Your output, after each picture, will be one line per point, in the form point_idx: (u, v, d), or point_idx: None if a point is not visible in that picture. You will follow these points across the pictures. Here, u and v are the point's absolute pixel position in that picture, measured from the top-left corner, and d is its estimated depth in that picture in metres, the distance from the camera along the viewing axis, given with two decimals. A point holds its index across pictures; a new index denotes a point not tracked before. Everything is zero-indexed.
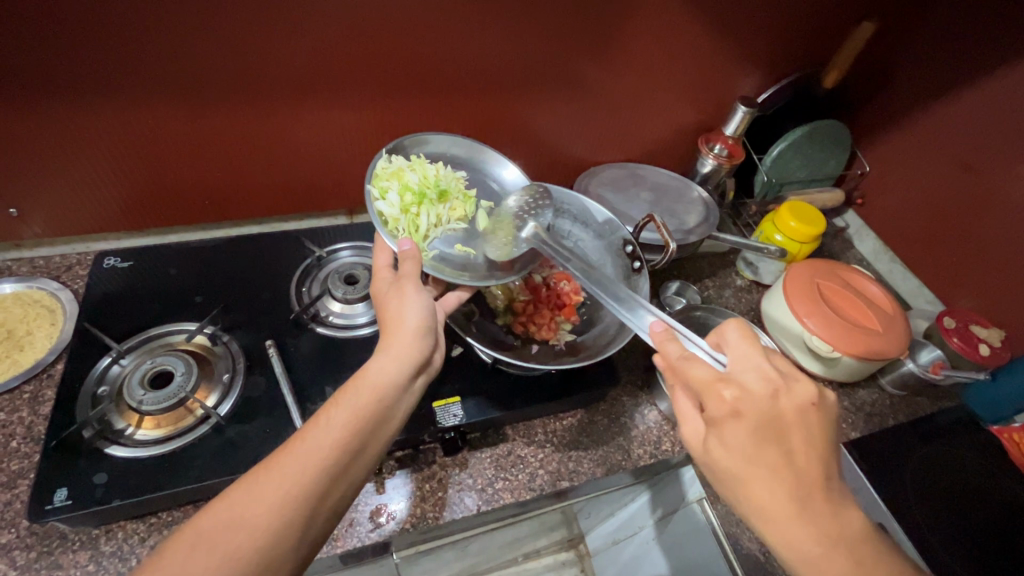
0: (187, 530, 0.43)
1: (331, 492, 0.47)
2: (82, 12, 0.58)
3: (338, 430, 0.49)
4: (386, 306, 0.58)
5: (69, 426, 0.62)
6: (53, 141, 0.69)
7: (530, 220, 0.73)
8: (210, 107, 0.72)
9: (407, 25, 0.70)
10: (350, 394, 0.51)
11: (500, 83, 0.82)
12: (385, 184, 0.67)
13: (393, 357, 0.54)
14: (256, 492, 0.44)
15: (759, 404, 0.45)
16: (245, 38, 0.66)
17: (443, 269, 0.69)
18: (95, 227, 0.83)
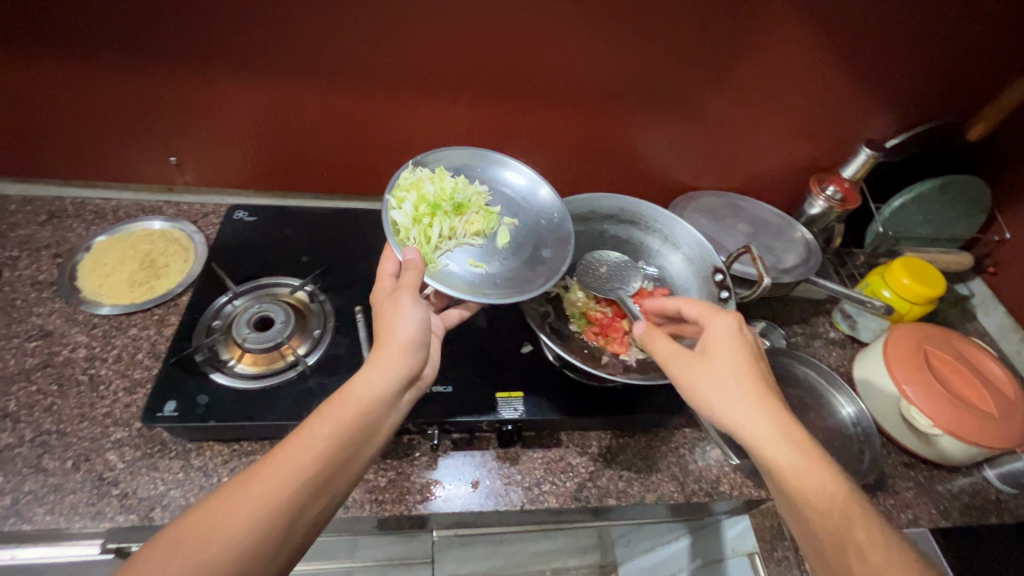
0: (236, 490, 0.47)
1: (313, 501, 0.49)
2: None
3: (323, 441, 0.51)
4: (381, 314, 0.60)
5: (186, 348, 0.71)
6: (212, 104, 0.81)
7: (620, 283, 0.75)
8: (341, 90, 0.80)
9: (529, 30, 0.74)
10: (334, 407, 0.54)
11: (609, 97, 0.84)
12: (403, 195, 0.70)
13: (383, 372, 0.56)
14: (241, 500, 0.47)
15: (750, 372, 0.56)
16: (382, 28, 0.72)
17: (453, 282, 0.68)
18: (231, 184, 0.94)
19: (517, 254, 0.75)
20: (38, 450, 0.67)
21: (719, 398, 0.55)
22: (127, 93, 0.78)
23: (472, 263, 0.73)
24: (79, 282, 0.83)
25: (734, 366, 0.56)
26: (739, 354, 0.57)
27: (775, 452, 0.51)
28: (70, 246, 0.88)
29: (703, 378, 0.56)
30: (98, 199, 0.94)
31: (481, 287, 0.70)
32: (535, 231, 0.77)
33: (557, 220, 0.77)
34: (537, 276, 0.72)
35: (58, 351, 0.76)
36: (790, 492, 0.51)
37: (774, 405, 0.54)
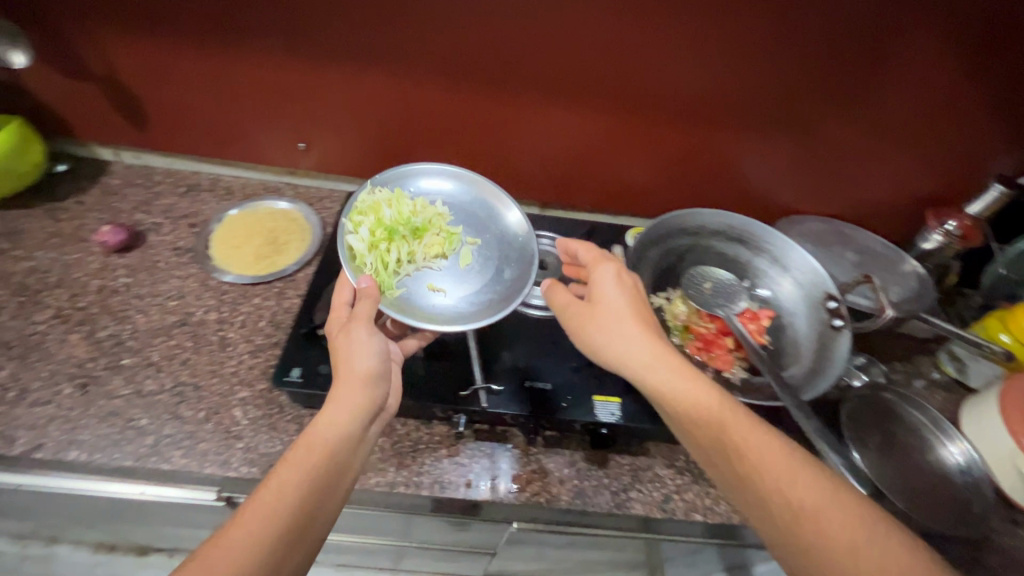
0: (211, 551, 0.46)
1: (291, 553, 0.49)
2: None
3: (293, 489, 0.51)
4: (335, 349, 0.62)
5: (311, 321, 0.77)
6: (348, 95, 0.87)
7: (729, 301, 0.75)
8: (466, 89, 0.85)
9: (658, 41, 0.76)
10: (300, 451, 0.53)
11: (724, 111, 0.85)
12: (359, 219, 0.75)
13: (344, 411, 0.57)
14: (220, 564, 0.45)
15: (640, 320, 0.61)
16: (519, 33, 0.77)
17: (408, 307, 0.72)
18: (347, 172, 1.00)
19: (479, 277, 0.78)
20: (176, 399, 0.74)
21: (634, 352, 0.59)
22: (275, 81, 0.86)
23: (432, 287, 0.77)
24: (212, 251, 0.91)
25: (628, 315, 0.61)
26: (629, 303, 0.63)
27: (692, 403, 0.56)
28: (204, 218, 0.96)
29: (599, 334, 0.61)
30: (228, 176, 1.03)
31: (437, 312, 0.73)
32: (499, 254, 0.81)
33: (523, 244, 0.81)
34: (494, 300, 0.75)
35: (193, 313, 0.83)
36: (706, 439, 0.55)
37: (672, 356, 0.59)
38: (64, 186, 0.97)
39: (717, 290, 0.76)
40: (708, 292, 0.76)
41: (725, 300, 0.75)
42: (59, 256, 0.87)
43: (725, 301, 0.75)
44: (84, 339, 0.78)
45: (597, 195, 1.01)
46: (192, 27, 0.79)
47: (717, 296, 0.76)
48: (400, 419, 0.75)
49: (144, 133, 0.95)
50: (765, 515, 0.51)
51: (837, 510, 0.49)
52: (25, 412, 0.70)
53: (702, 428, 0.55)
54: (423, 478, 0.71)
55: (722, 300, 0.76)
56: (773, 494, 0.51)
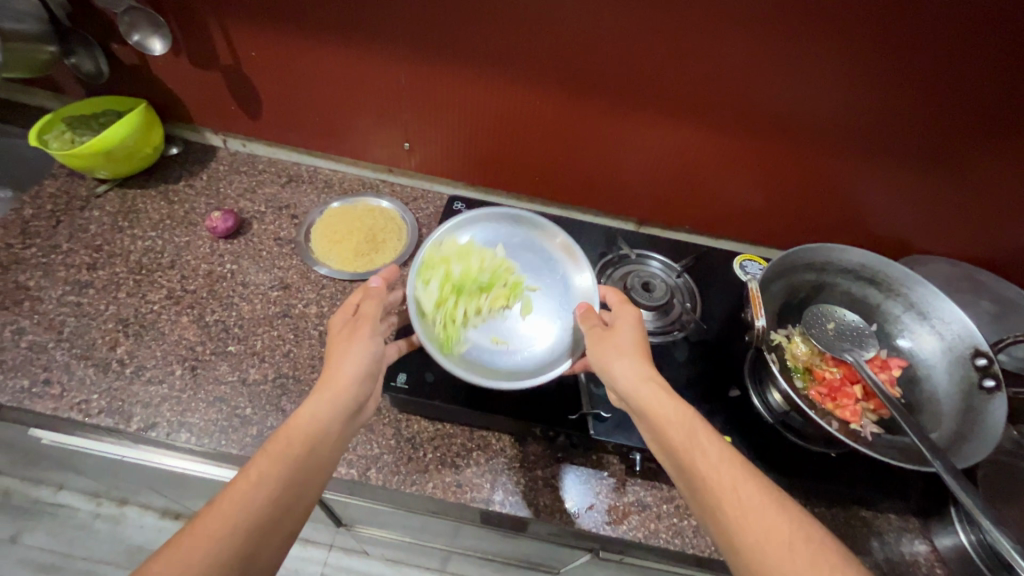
0: (179, 548, 0.44)
1: (265, 542, 0.47)
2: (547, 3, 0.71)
3: (269, 484, 0.49)
4: (330, 338, 0.61)
5: None
6: (460, 99, 0.86)
7: (855, 346, 0.71)
8: (583, 100, 0.82)
9: (803, 68, 0.71)
10: (280, 444, 0.51)
11: (860, 141, 0.79)
12: (428, 272, 0.72)
13: (330, 400, 0.55)
14: (183, 560, 0.43)
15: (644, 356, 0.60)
16: (651, 50, 0.73)
17: (472, 364, 0.68)
18: (446, 173, 1.00)
19: (544, 325, 0.73)
20: (278, 391, 0.75)
21: (630, 375, 0.58)
22: (390, 81, 0.86)
23: (494, 339, 0.72)
24: (312, 244, 0.92)
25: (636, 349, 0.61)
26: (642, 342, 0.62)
27: (664, 415, 0.54)
28: (304, 210, 0.98)
29: (615, 362, 0.60)
30: (328, 169, 1.04)
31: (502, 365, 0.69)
32: (562, 306, 0.75)
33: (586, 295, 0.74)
34: (557, 359, 0.69)
35: (294, 305, 0.84)
36: (673, 449, 0.53)
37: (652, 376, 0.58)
38: (177, 168, 1.00)
39: (841, 332, 0.72)
40: (833, 335, 0.72)
41: (851, 344, 0.71)
42: (172, 238, 0.90)
43: (852, 346, 0.71)
44: (194, 323, 0.80)
45: (701, 215, 0.98)
46: (318, 24, 0.79)
47: (843, 339, 0.72)
48: (496, 433, 0.74)
49: (256, 123, 0.97)
50: (728, 538, 0.47)
51: (784, 537, 0.45)
52: (140, 390, 0.72)
53: (677, 444, 0.53)
54: (518, 498, 0.69)
55: (849, 344, 0.71)
56: (732, 510, 0.48)
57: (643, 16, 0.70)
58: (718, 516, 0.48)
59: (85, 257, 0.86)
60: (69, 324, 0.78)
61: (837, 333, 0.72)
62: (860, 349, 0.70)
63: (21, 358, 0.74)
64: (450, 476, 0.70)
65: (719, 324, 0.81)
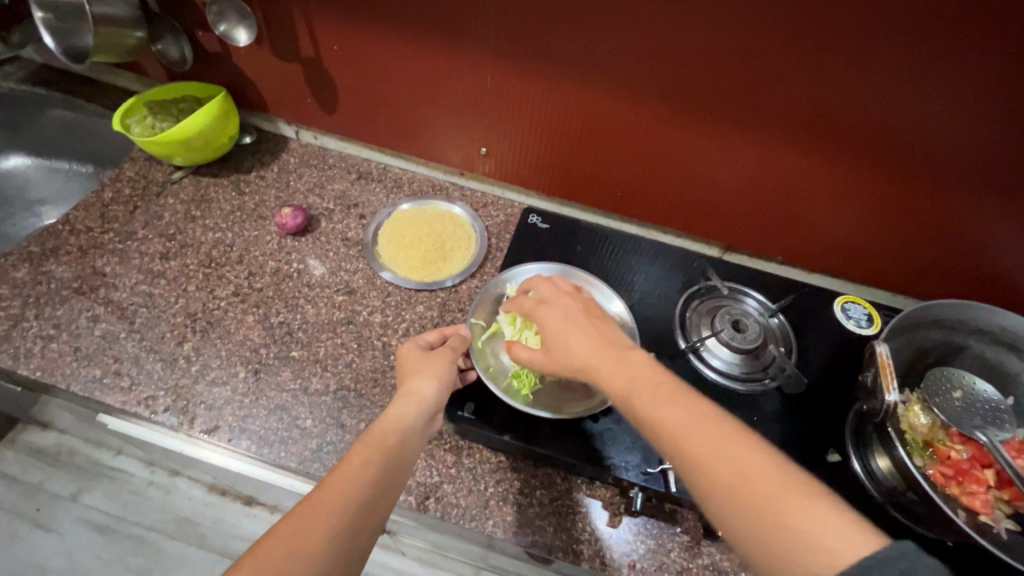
0: (284, 531, 0.42)
1: (366, 523, 0.45)
2: (657, 10, 0.63)
3: (372, 468, 0.48)
4: (406, 360, 0.61)
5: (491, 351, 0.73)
6: (545, 107, 0.81)
7: (989, 422, 0.62)
8: (679, 117, 0.75)
9: (954, 100, 0.61)
10: (375, 434, 0.51)
11: (1012, 192, 0.67)
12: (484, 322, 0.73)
13: (413, 402, 0.55)
14: (299, 535, 0.42)
15: (590, 325, 0.56)
16: (771, 66, 0.65)
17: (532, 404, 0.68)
18: (520, 181, 0.94)
19: None
20: (339, 403, 0.72)
21: (582, 357, 0.53)
22: (473, 84, 0.81)
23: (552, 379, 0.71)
24: (379, 247, 0.89)
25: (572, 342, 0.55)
26: (572, 314, 0.58)
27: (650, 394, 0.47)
28: (373, 210, 0.94)
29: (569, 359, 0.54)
30: (398, 168, 1.01)
31: (568, 398, 0.70)
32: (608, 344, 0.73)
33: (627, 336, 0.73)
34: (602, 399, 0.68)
35: (358, 312, 0.82)
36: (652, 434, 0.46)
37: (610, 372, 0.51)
38: (249, 158, 0.99)
39: (971, 404, 0.63)
40: (963, 406, 0.63)
41: (986, 420, 0.62)
42: (241, 231, 0.89)
43: (986, 422, 0.62)
44: (259, 323, 0.79)
45: (796, 250, 0.88)
46: (405, 21, 0.75)
47: (972, 410, 0.63)
48: (562, 472, 0.69)
49: (330, 117, 0.95)
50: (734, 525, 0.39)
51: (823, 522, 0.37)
52: (205, 391, 0.71)
53: (659, 424, 0.45)
54: (583, 545, 0.64)
55: (980, 419, 0.62)
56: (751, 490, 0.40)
57: (769, 30, 0.61)
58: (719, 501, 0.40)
59: (158, 246, 0.86)
60: (141, 314, 0.78)
61: (967, 404, 0.63)
62: (995, 427, 0.61)
63: (94, 346, 0.74)
64: (511, 515, 0.65)
65: (818, 376, 0.73)
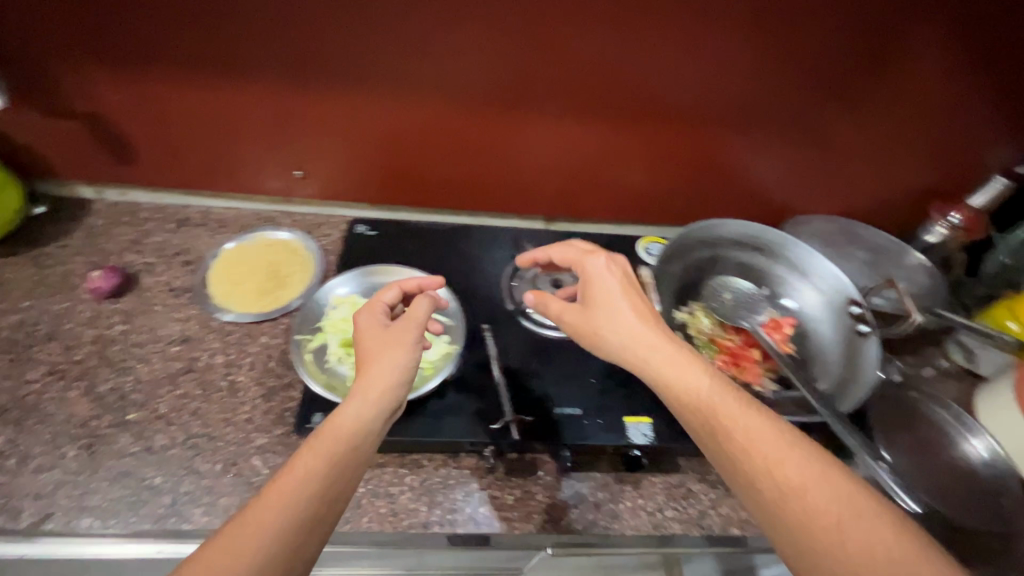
0: (208, 556, 0.44)
1: (305, 542, 0.47)
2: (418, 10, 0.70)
3: (314, 482, 0.49)
4: (365, 338, 0.61)
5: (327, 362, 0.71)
6: (344, 120, 0.84)
7: (749, 310, 0.75)
8: (466, 108, 0.82)
9: (682, 52, 0.74)
10: (321, 441, 0.51)
11: (731, 121, 0.84)
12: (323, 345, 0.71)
13: (369, 401, 0.55)
14: (238, 551, 0.45)
15: (647, 314, 0.60)
16: (539, 47, 0.74)
17: None
18: (352, 197, 0.97)
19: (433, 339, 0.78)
20: (190, 452, 0.70)
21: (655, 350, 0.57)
22: (268, 111, 0.83)
23: None
24: (212, 290, 0.87)
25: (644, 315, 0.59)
26: (631, 304, 0.60)
27: (743, 427, 0.51)
28: (199, 254, 0.92)
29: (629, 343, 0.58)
30: (220, 209, 0.99)
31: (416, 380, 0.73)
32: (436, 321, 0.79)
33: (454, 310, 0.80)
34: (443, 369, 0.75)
35: (198, 358, 0.80)
36: (728, 466, 0.51)
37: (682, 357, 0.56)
38: (45, 230, 0.92)
39: (737, 300, 0.76)
40: (730, 303, 0.76)
41: (747, 311, 0.75)
42: (48, 306, 0.83)
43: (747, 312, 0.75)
44: (85, 395, 0.74)
45: (604, 209, 0.99)
46: (180, 59, 0.76)
47: (737, 305, 0.76)
48: (428, 454, 0.73)
49: (130, 169, 0.91)
50: (800, 557, 0.46)
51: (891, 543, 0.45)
52: (29, 481, 0.66)
53: (745, 442, 0.50)
54: (457, 514, 0.69)
55: (744, 310, 0.75)
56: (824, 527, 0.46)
57: (522, 15, 0.71)
58: (794, 539, 0.47)
59: None
60: None
61: (734, 301, 0.76)
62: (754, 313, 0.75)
63: None
64: (385, 507, 0.68)
65: None
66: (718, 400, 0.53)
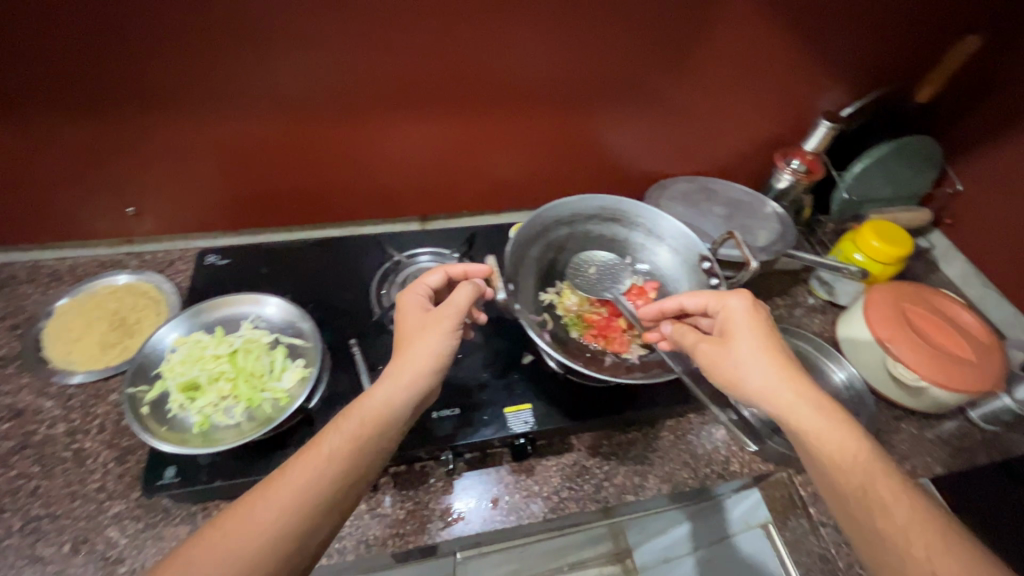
0: (221, 532, 0.46)
1: (318, 527, 0.48)
2: (211, 18, 0.64)
3: (336, 461, 0.50)
4: (406, 322, 0.61)
5: (157, 414, 0.60)
6: (168, 146, 0.77)
7: (613, 281, 0.78)
8: (301, 117, 0.78)
9: (510, 34, 0.73)
10: (348, 423, 0.53)
11: (575, 96, 0.84)
12: (154, 395, 0.61)
13: (399, 385, 0.56)
14: (257, 521, 0.46)
15: (780, 344, 0.57)
16: (365, 45, 0.70)
17: (233, 437, 0.60)
18: (205, 222, 0.90)
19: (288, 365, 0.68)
20: (30, 539, 0.62)
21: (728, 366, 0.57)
22: (75, 147, 0.74)
23: (247, 404, 0.62)
24: (46, 352, 0.78)
25: (769, 343, 0.57)
26: (763, 334, 0.57)
27: (826, 439, 0.51)
28: (29, 315, 0.82)
29: (742, 371, 0.56)
30: (52, 260, 0.88)
31: (266, 413, 0.62)
32: (287, 343, 0.68)
33: (304, 325, 0.70)
34: (295, 396, 0.63)
35: (35, 431, 0.71)
36: (839, 486, 0.50)
37: (806, 382, 0.54)
38: None
39: (602, 271, 0.79)
40: (596, 275, 0.78)
41: (610, 282, 0.78)
42: None
43: (611, 283, 0.78)
44: None
45: (475, 199, 0.98)
46: None
47: (602, 277, 0.78)
48: None
49: None
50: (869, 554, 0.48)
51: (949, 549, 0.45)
52: None
53: (811, 445, 0.52)
54: (345, 541, 0.65)
55: (608, 282, 0.78)
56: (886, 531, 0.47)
57: (332, 13, 0.66)
58: (887, 558, 0.47)
59: None
60: None
61: (598, 274, 0.78)
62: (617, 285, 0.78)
63: None
64: None
65: None
66: (794, 412, 0.53)
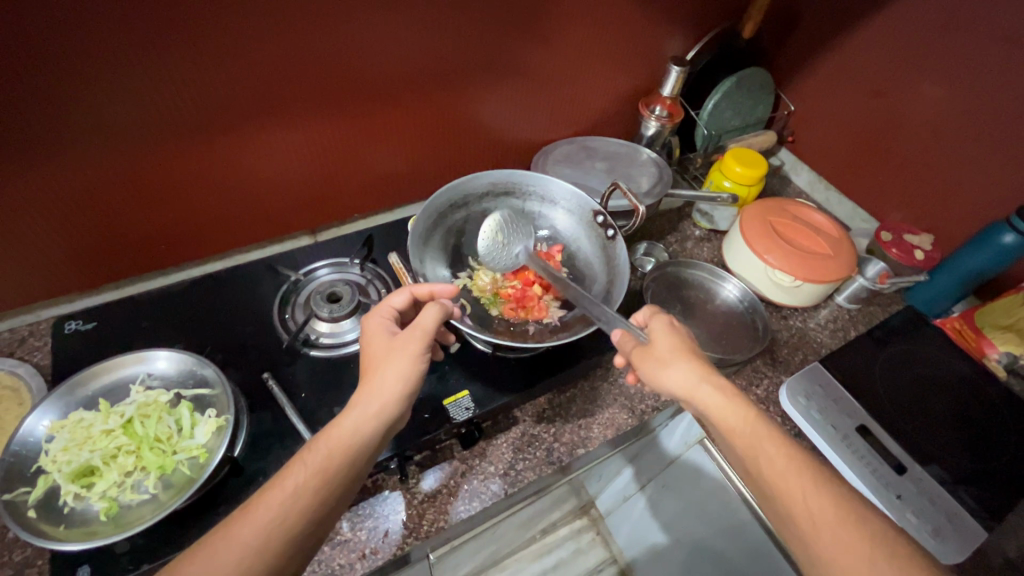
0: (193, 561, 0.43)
1: (292, 560, 0.47)
2: (10, 53, 0.54)
3: (307, 494, 0.48)
4: (371, 344, 0.59)
5: (47, 511, 0.52)
6: None
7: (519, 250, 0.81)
8: (147, 148, 0.69)
9: (360, 24, 0.69)
10: (319, 450, 0.50)
11: (442, 77, 0.82)
12: (39, 494, 0.52)
13: (370, 412, 0.53)
14: (230, 560, 0.44)
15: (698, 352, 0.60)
16: (216, 57, 0.64)
17: (151, 512, 0.54)
18: (56, 286, 0.78)
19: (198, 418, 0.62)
20: None
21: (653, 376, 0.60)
22: None
23: (160, 473, 0.56)
24: None
25: (684, 355, 0.59)
26: (681, 342, 0.61)
27: (736, 433, 0.53)
28: None
29: (664, 376, 0.58)
30: None
31: (185, 477, 0.56)
32: (191, 396, 0.62)
33: (206, 372, 0.63)
34: (214, 449, 0.58)
35: None
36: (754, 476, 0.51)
37: (713, 378, 0.57)
38: None
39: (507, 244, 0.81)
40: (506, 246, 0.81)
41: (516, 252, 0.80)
42: None
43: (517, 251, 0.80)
44: None
45: (364, 200, 0.95)
46: None
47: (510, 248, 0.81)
48: None
49: None
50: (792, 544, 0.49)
51: (855, 531, 0.46)
52: None
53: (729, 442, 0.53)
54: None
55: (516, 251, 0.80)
56: (798, 520, 0.48)
57: (166, 27, 0.59)
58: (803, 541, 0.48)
59: None
60: None
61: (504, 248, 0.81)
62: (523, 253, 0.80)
63: None
64: None
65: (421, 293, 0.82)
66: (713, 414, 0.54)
